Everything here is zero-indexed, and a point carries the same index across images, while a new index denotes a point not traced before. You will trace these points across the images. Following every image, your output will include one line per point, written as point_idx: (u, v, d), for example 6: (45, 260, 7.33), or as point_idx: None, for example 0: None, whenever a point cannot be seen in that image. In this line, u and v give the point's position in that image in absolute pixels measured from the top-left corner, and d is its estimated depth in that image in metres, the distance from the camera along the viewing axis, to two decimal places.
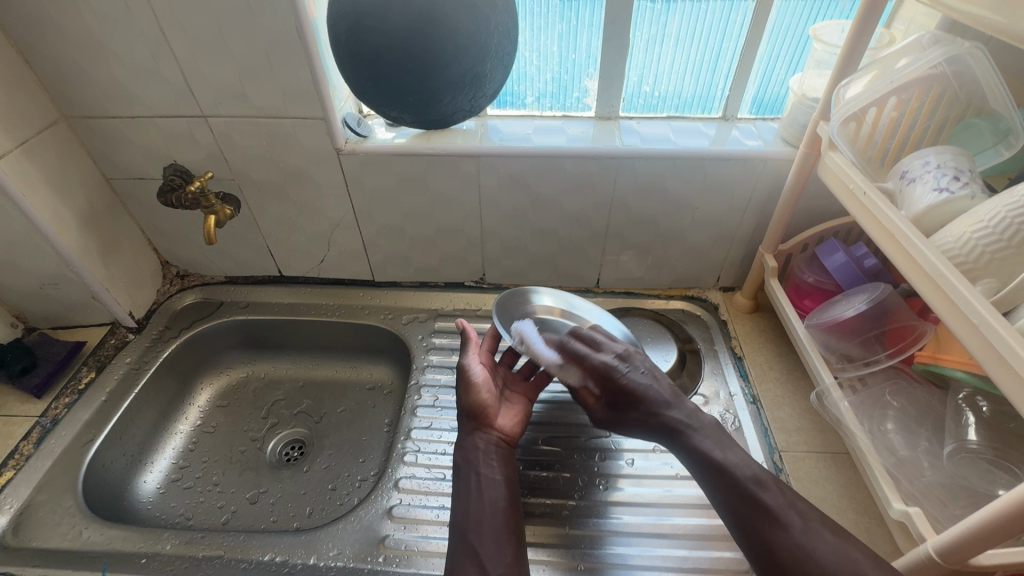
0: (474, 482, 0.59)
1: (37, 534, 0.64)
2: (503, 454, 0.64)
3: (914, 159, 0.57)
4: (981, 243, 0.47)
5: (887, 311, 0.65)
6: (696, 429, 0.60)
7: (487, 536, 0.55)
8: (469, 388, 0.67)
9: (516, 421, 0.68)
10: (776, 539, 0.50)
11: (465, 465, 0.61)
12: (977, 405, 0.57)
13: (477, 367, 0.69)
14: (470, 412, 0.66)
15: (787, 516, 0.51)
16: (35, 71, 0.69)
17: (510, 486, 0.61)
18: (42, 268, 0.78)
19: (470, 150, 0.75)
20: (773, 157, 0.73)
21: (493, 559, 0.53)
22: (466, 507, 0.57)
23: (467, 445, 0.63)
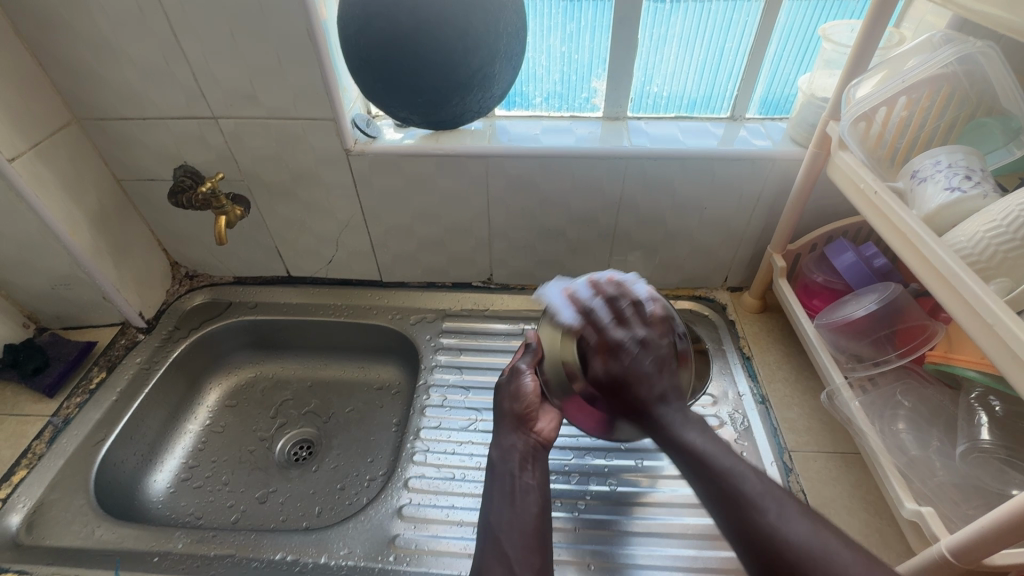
0: (508, 484, 0.59)
1: (50, 533, 0.64)
2: (539, 460, 0.63)
3: (925, 159, 0.57)
4: (992, 241, 0.47)
5: (897, 310, 0.64)
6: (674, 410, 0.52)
7: (518, 539, 0.54)
8: (516, 394, 0.66)
9: (555, 425, 0.66)
10: (772, 526, 0.43)
11: (500, 466, 0.61)
12: (990, 405, 0.57)
13: (527, 378, 0.67)
14: (512, 415, 0.65)
15: (765, 504, 0.44)
16: (48, 73, 0.70)
17: (543, 492, 0.60)
18: (54, 268, 0.78)
19: (478, 150, 0.76)
20: (782, 157, 0.73)
21: (521, 562, 0.51)
22: (498, 509, 0.57)
23: (504, 446, 0.63)
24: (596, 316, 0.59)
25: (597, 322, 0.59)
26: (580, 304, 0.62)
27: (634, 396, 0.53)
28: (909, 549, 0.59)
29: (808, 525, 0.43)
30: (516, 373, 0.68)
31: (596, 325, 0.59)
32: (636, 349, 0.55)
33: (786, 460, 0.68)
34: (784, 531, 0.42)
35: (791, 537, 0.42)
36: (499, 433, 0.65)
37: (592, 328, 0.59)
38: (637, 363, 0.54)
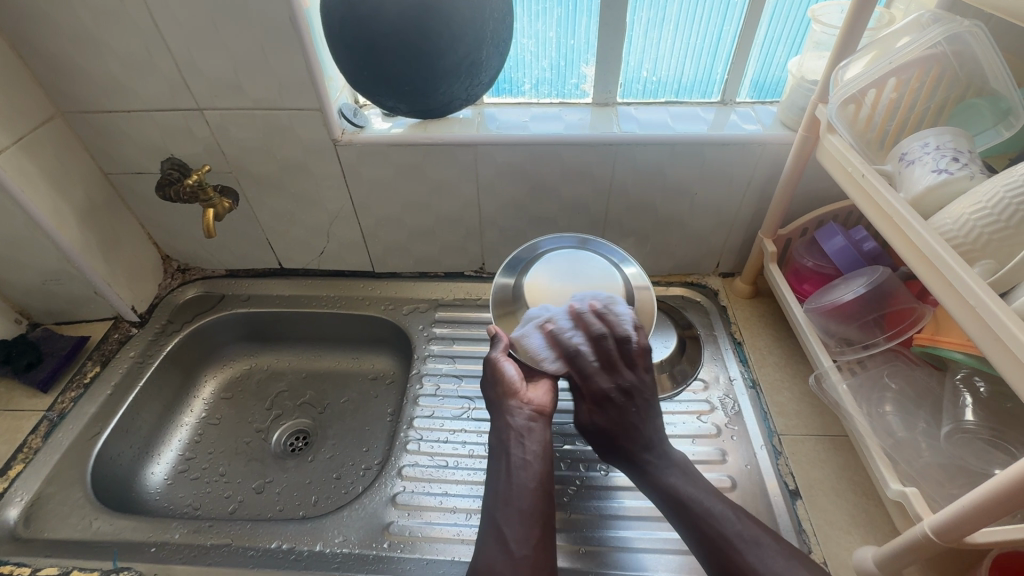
0: (505, 462, 0.60)
1: (47, 526, 0.64)
2: (536, 431, 0.63)
3: (913, 141, 0.57)
4: (979, 226, 0.47)
5: (885, 294, 0.65)
6: (662, 464, 0.59)
7: (515, 517, 0.55)
8: (498, 379, 0.65)
9: (550, 394, 0.67)
10: (757, 562, 0.50)
11: (497, 446, 0.62)
12: (975, 385, 0.57)
13: (507, 366, 0.66)
14: (501, 396, 0.65)
15: (747, 543, 0.51)
16: (29, 65, 0.69)
17: (542, 466, 0.60)
18: (43, 263, 0.78)
19: (468, 139, 0.75)
20: (773, 141, 0.73)
21: (519, 541, 0.54)
22: (495, 490, 0.58)
23: (499, 425, 0.63)
24: (582, 362, 0.64)
25: (582, 368, 0.63)
26: (561, 343, 0.64)
27: (623, 443, 0.60)
28: (895, 529, 0.59)
29: (786, 562, 0.50)
30: (492, 361, 0.66)
31: (580, 372, 0.64)
32: (622, 398, 0.62)
33: (776, 443, 0.69)
34: (765, 569, 0.50)
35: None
36: (493, 412, 0.65)
37: (581, 374, 0.63)
38: (611, 418, 0.62)
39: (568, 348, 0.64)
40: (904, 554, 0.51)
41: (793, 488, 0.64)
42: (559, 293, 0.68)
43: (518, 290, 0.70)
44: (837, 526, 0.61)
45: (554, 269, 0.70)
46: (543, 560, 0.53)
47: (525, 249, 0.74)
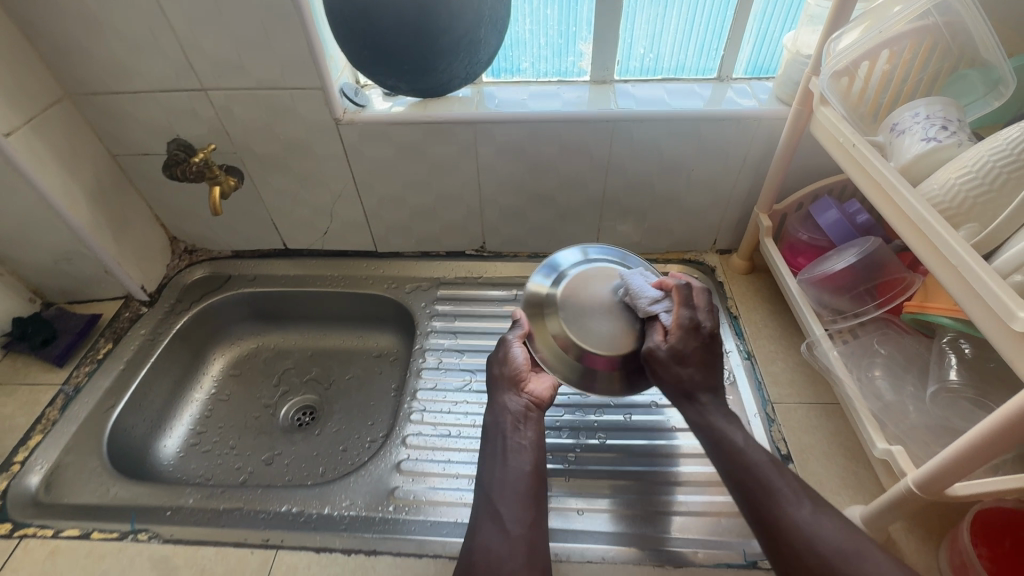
0: (501, 444, 0.62)
1: (67, 492, 0.67)
2: (533, 419, 0.65)
3: (904, 111, 0.58)
4: (964, 189, 0.48)
5: (877, 263, 0.66)
6: (715, 408, 0.59)
7: (510, 498, 0.57)
8: (506, 359, 0.68)
9: (552, 386, 0.68)
10: (793, 514, 0.49)
11: (494, 428, 0.64)
12: (960, 347, 0.58)
13: (516, 347, 0.68)
14: (502, 380, 0.67)
15: (797, 497, 0.51)
16: (37, 47, 0.70)
17: (538, 452, 0.62)
18: (56, 243, 0.80)
19: (467, 116, 0.76)
20: (768, 116, 0.74)
21: (514, 519, 0.55)
22: (491, 470, 0.60)
23: (497, 408, 0.65)
24: (691, 295, 0.64)
25: (683, 299, 0.64)
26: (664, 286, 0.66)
27: (693, 377, 0.60)
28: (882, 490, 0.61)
29: (830, 522, 0.49)
30: (504, 343, 0.69)
31: (685, 303, 0.63)
32: (706, 334, 0.62)
33: (769, 410, 0.70)
34: (812, 525, 0.48)
35: (820, 533, 0.48)
36: (493, 397, 0.67)
37: (676, 304, 0.64)
38: (694, 352, 0.61)
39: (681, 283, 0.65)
40: (888, 510, 0.53)
41: (785, 453, 0.66)
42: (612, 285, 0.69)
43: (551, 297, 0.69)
44: (827, 488, 0.62)
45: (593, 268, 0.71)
46: (537, 539, 0.54)
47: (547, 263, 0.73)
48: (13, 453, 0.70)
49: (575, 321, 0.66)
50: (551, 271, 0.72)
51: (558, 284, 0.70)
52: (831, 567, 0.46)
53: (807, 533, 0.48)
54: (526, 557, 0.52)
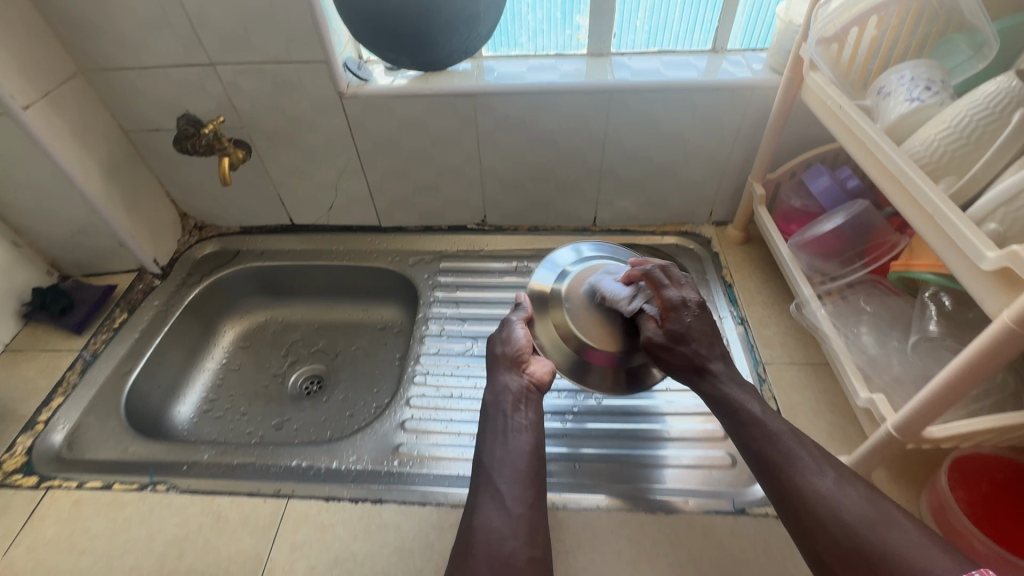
0: (501, 423, 0.61)
1: (89, 449, 0.70)
2: (533, 401, 0.64)
3: (891, 75, 0.59)
4: (944, 144, 0.50)
5: (866, 225, 0.68)
6: (724, 378, 0.60)
7: (510, 477, 0.56)
8: (508, 339, 0.68)
9: (551, 370, 0.66)
10: (810, 483, 0.49)
11: (493, 408, 0.63)
12: (940, 300, 0.60)
13: (517, 326, 0.69)
14: (504, 359, 0.67)
15: (819, 466, 0.50)
16: (51, 24, 0.73)
17: (537, 433, 0.61)
18: (72, 216, 0.83)
19: (467, 89, 0.78)
20: (761, 85, 0.75)
21: (515, 498, 0.54)
22: (491, 449, 0.59)
23: (497, 387, 0.64)
24: (662, 277, 0.65)
25: (654, 282, 0.65)
26: (631, 277, 0.68)
27: (697, 353, 0.61)
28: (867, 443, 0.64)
29: (852, 493, 0.48)
30: (507, 324, 0.70)
31: (660, 286, 0.65)
32: (692, 309, 0.63)
33: (760, 371, 0.73)
34: (834, 494, 0.48)
35: (843, 502, 0.47)
36: (493, 377, 0.67)
37: (654, 288, 0.65)
38: (692, 326, 0.62)
39: (647, 267, 0.66)
40: (871, 455, 0.55)
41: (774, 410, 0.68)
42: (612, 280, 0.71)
43: (556, 292, 0.71)
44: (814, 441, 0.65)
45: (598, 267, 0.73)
46: (537, 519, 0.54)
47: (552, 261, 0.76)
48: (37, 413, 0.73)
49: (578, 317, 0.68)
50: (553, 269, 0.74)
51: (561, 280, 0.72)
52: (851, 531, 0.46)
53: (828, 502, 0.48)
54: (528, 536, 0.52)
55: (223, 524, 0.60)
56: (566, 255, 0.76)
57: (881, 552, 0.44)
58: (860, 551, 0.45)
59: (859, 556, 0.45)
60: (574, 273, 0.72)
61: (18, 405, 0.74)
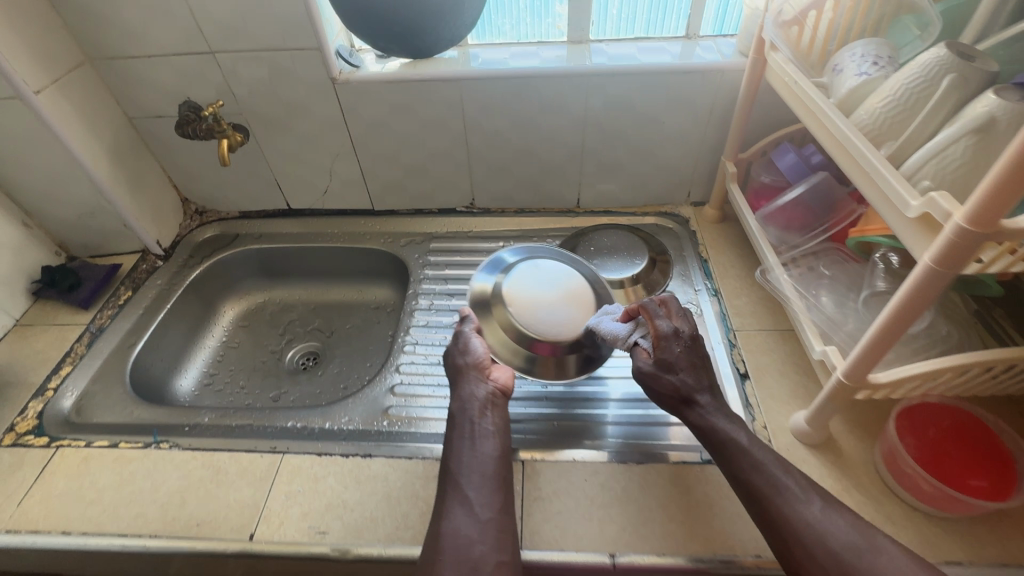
0: (468, 429, 0.60)
1: (96, 413, 0.75)
2: (499, 406, 0.64)
3: (844, 53, 0.63)
4: (886, 114, 0.53)
5: (828, 197, 0.72)
6: (711, 409, 0.57)
7: (479, 482, 0.55)
8: (466, 349, 0.68)
9: (513, 373, 0.68)
10: (797, 510, 0.48)
11: (459, 415, 0.61)
12: (889, 260, 0.64)
13: (476, 337, 0.68)
14: (467, 367, 0.66)
15: (808, 494, 0.49)
16: (61, 15, 0.78)
17: (502, 437, 0.61)
18: (79, 198, 0.87)
19: (452, 74, 0.83)
20: (730, 69, 0.80)
21: (483, 503, 0.53)
22: (457, 454, 0.57)
23: (463, 396, 0.63)
24: (658, 309, 0.63)
25: (647, 315, 0.63)
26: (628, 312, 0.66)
27: (685, 383, 0.58)
28: None
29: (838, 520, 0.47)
30: (461, 335, 0.69)
31: (654, 317, 0.62)
32: (684, 340, 0.61)
33: (731, 337, 0.77)
34: (823, 524, 0.47)
35: (830, 528, 0.47)
36: (456, 387, 0.65)
37: (647, 319, 0.63)
38: (681, 358, 0.59)
39: (645, 299, 0.64)
40: (826, 404, 0.59)
41: (742, 371, 0.73)
42: (550, 278, 0.75)
43: (497, 292, 0.73)
44: (779, 398, 0.69)
45: (538, 267, 0.76)
46: (507, 522, 0.53)
47: (491, 263, 0.78)
48: (47, 381, 0.78)
49: (522, 316, 0.71)
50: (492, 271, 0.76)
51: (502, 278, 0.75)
52: (844, 561, 0.45)
53: (815, 529, 0.47)
54: (497, 541, 0.51)
55: (222, 477, 0.65)
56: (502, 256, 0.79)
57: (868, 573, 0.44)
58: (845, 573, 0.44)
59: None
60: (512, 272, 0.75)
61: (29, 373, 0.79)
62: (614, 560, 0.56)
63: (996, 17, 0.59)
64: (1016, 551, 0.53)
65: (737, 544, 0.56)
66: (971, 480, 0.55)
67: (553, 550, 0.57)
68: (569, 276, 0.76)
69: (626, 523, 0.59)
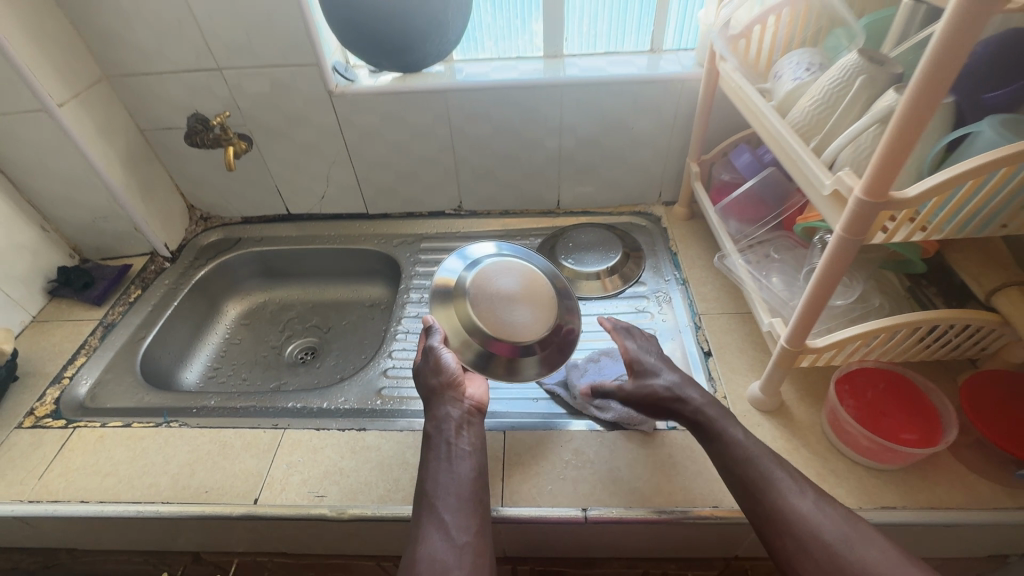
0: (445, 450, 0.59)
1: (109, 398, 0.80)
2: (474, 424, 0.64)
3: (784, 62, 0.72)
4: (813, 111, 0.61)
5: (781, 190, 0.79)
6: (707, 406, 0.62)
7: (456, 506, 0.55)
8: (439, 368, 0.65)
9: (486, 390, 0.69)
10: (789, 503, 0.52)
11: (435, 437, 0.60)
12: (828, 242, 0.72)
13: (448, 353, 0.66)
14: (442, 387, 0.65)
15: (800, 486, 0.53)
16: (82, 37, 0.86)
17: (478, 457, 0.60)
18: (94, 203, 0.94)
19: (439, 86, 0.91)
20: (690, 78, 0.88)
21: (460, 527, 0.53)
22: (436, 477, 0.57)
23: (438, 417, 0.62)
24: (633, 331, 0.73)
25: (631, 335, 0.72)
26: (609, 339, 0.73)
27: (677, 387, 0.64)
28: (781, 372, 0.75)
29: (822, 508, 0.51)
30: (431, 352, 0.67)
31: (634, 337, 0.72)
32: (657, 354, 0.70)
33: (697, 320, 0.84)
34: (816, 518, 0.50)
35: (821, 522, 0.50)
36: (430, 409, 0.64)
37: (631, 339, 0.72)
38: (656, 363, 0.67)
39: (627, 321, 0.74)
40: (775, 372, 0.66)
41: (706, 349, 0.79)
42: (513, 275, 0.75)
43: (460, 289, 0.73)
44: (737, 372, 0.76)
45: (500, 264, 0.76)
46: (483, 546, 0.53)
47: (456, 260, 0.78)
48: (64, 370, 0.84)
49: (480, 311, 0.71)
50: (457, 267, 0.77)
51: (466, 274, 0.75)
52: (834, 552, 0.48)
53: (807, 522, 0.50)
54: (474, 566, 0.51)
55: (228, 450, 0.70)
56: (466, 254, 0.79)
57: (858, 566, 0.47)
58: (836, 565, 0.48)
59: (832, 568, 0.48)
60: (476, 269, 0.75)
61: (46, 364, 0.84)
62: (586, 514, 0.61)
63: (911, 27, 0.67)
64: (940, 495, 0.59)
65: (696, 497, 0.63)
66: (903, 433, 0.62)
67: (530, 506, 0.63)
68: (531, 276, 0.76)
69: (597, 482, 0.65)
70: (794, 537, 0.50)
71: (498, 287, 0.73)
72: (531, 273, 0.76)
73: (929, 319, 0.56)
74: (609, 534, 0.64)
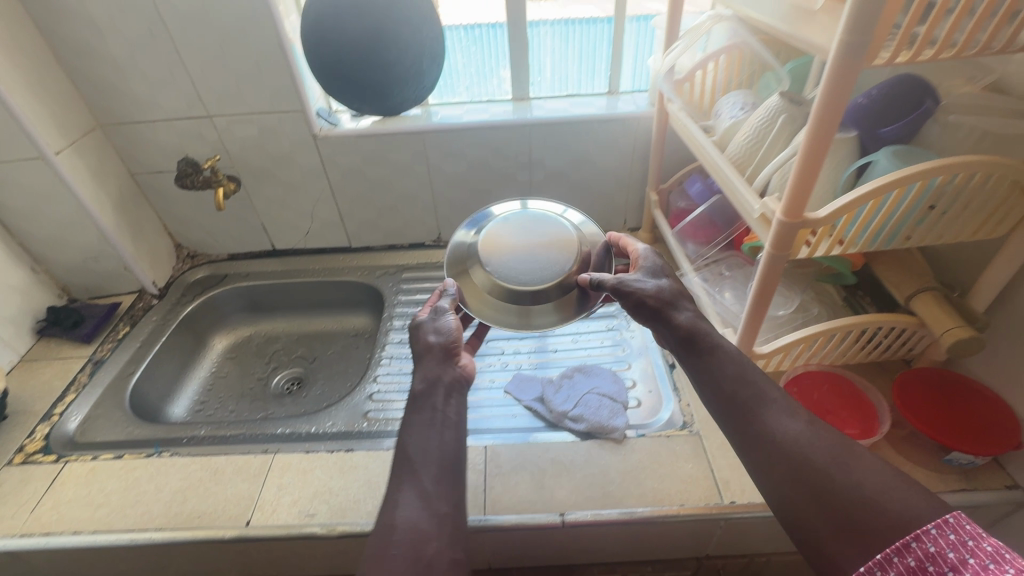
0: (430, 415, 0.57)
1: (99, 433, 0.82)
2: (462, 394, 0.61)
3: (724, 101, 0.81)
4: (747, 145, 0.70)
5: (728, 214, 0.88)
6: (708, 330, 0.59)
7: (437, 473, 0.53)
8: (441, 329, 0.64)
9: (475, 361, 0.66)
10: (777, 425, 0.49)
11: (423, 398, 0.59)
12: None
13: (450, 314, 0.65)
14: (439, 347, 0.63)
15: (792, 411, 0.50)
16: (78, 89, 0.91)
17: (462, 429, 0.58)
18: (84, 244, 0.98)
19: (417, 128, 0.98)
20: (644, 116, 0.97)
21: (440, 496, 0.51)
22: (421, 440, 0.55)
23: (431, 376, 0.60)
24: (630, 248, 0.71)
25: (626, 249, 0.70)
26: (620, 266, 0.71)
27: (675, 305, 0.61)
28: None
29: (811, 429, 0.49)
30: (436, 311, 0.65)
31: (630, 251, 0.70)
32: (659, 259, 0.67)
33: None
34: (803, 439, 0.48)
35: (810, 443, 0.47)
36: (421, 367, 0.62)
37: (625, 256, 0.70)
38: (658, 269, 0.65)
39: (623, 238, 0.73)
40: None
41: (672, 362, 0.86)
42: (527, 230, 0.70)
43: (474, 254, 0.69)
44: None
45: (511, 221, 0.71)
46: (461, 520, 0.51)
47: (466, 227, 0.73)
48: (53, 407, 0.85)
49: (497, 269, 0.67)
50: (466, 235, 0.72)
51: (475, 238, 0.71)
52: (824, 471, 0.45)
53: (794, 442, 0.48)
54: (451, 538, 0.49)
55: (220, 476, 0.73)
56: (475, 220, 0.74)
57: (849, 485, 0.44)
58: (827, 487, 0.45)
59: (821, 490, 0.45)
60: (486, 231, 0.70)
61: (35, 402, 0.86)
62: (563, 518, 0.66)
63: None
64: None
65: (664, 498, 0.67)
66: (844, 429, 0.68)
67: (511, 514, 0.67)
68: (547, 225, 0.70)
69: (573, 489, 0.69)
70: (782, 458, 0.47)
71: (512, 243, 0.68)
72: (547, 223, 0.71)
73: (856, 323, 0.64)
74: (587, 536, 0.68)
